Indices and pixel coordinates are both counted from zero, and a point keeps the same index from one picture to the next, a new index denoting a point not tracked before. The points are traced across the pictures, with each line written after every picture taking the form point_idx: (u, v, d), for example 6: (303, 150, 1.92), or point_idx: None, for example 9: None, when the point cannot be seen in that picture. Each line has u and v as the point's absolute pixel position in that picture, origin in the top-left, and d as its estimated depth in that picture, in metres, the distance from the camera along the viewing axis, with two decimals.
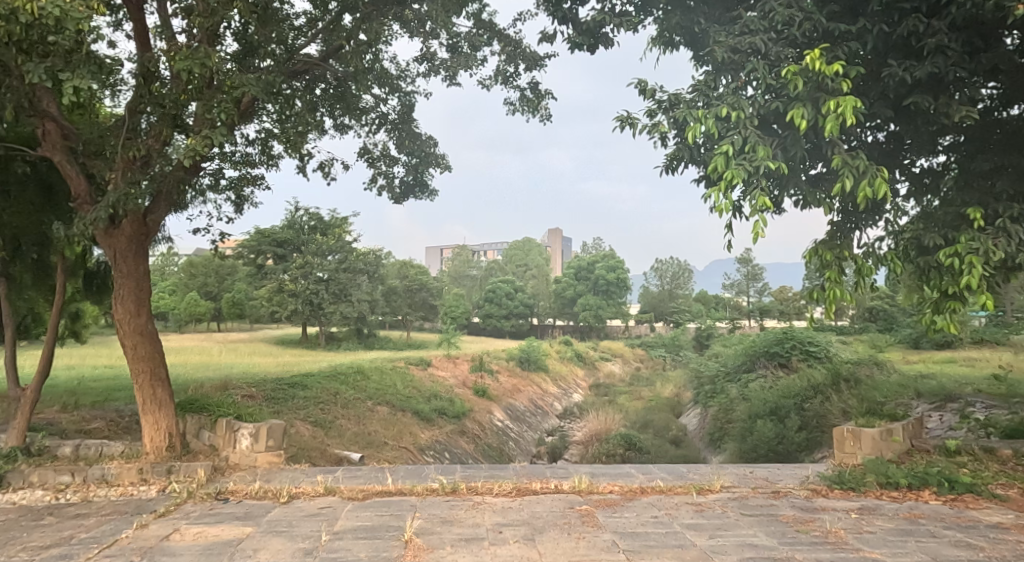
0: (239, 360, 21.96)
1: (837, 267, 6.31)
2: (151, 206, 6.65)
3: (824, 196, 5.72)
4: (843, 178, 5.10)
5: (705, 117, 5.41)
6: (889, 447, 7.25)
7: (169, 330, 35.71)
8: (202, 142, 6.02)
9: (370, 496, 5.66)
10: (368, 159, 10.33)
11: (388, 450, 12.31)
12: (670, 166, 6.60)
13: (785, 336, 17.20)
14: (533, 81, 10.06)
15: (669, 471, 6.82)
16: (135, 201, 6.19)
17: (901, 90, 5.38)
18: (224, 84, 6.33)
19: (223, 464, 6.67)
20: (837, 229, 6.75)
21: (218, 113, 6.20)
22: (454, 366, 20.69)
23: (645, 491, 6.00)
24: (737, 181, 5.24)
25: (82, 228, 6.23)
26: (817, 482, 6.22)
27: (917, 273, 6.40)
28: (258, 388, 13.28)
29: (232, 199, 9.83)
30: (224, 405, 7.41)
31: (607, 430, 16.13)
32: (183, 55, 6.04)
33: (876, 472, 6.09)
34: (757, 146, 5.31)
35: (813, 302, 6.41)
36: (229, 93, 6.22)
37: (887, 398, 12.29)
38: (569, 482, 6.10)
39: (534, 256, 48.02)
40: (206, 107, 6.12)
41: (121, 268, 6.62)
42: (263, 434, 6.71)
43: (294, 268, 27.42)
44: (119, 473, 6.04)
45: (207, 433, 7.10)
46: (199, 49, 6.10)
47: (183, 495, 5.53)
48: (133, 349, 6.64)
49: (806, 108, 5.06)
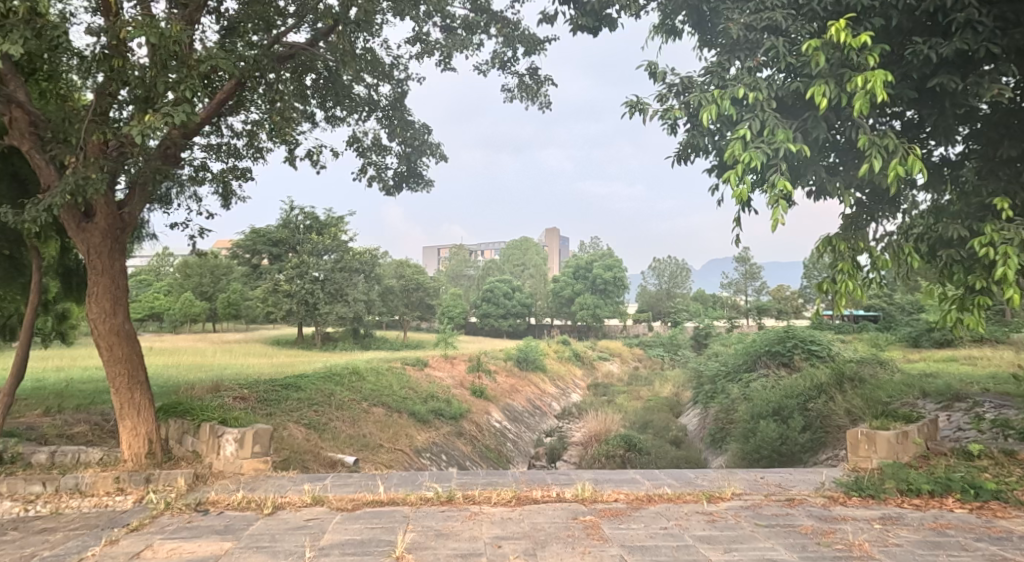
0: (232, 361, 21.57)
1: (854, 260, 6.01)
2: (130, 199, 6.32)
3: (843, 184, 5.41)
4: (871, 159, 4.82)
5: (722, 98, 5.11)
6: (906, 451, 6.94)
7: (164, 330, 35.31)
8: (158, 120, 5.63)
9: (360, 507, 5.32)
10: (359, 149, 9.97)
11: (384, 453, 11.95)
12: (683, 156, 6.34)
13: (786, 334, 16.89)
14: (533, 67, 9.72)
15: (677, 477, 6.50)
16: (96, 185, 5.82)
17: (926, 70, 5.09)
18: (190, 60, 5.97)
19: (206, 471, 6.32)
20: (850, 221, 6.41)
21: (181, 90, 5.81)
22: (450, 366, 20.34)
23: (653, 499, 5.67)
24: (756, 164, 4.94)
25: (37, 214, 5.84)
26: (833, 489, 5.89)
27: (941, 266, 6.11)
28: (250, 390, 12.93)
29: (219, 194, 9.50)
30: (209, 408, 7.02)
31: (607, 430, 15.80)
32: (144, 24, 5.65)
33: (896, 478, 5.75)
34: (776, 128, 5.02)
35: (823, 295, 6.14)
36: (195, 72, 5.85)
37: (895, 397, 12.00)
38: (572, 490, 5.77)
39: (533, 256, 47.44)
40: (168, 84, 5.72)
41: (95, 265, 6.25)
42: (248, 440, 6.38)
43: (290, 267, 27.06)
44: (94, 482, 5.69)
45: (190, 438, 6.73)
46: (163, 20, 5.71)
47: (160, 506, 5.17)
48: (109, 349, 6.27)
49: (829, 86, 4.75)
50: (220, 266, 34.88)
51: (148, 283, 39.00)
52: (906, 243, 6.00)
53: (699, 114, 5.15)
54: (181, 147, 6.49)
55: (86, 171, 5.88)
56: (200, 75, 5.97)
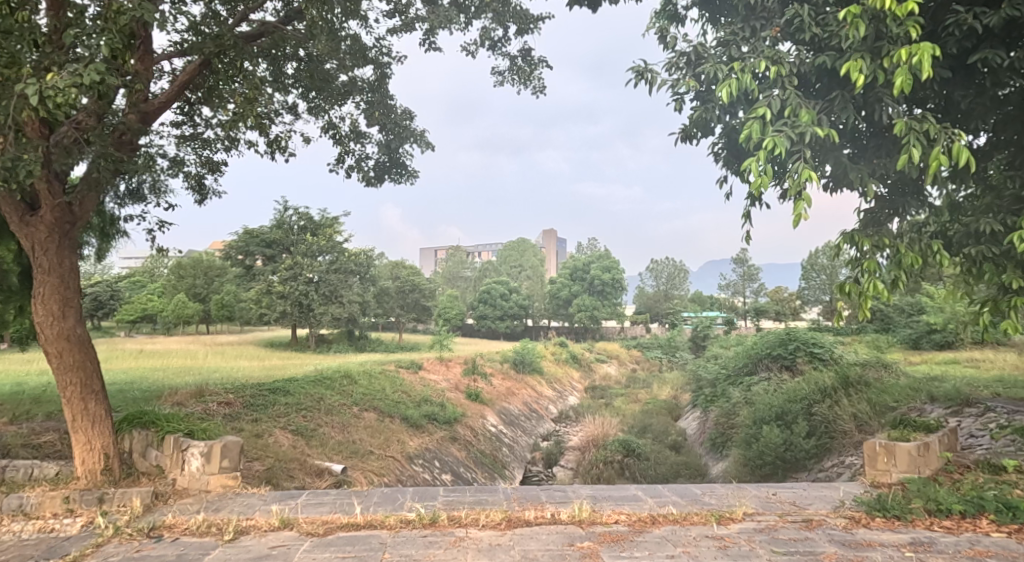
0: (222, 364, 20.91)
1: (879, 258, 5.53)
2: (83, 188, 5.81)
3: (867, 174, 4.96)
4: (909, 148, 4.37)
5: (742, 71, 4.87)
6: (928, 464, 6.44)
7: (158, 331, 34.60)
8: (66, 80, 5.12)
9: (333, 531, 4.82)
10: (336, 136, 9.42)
11: (374, 460, 11.36)
12: (688, 134, 5.99)
13: (788, 335, 16.34)
14: (525, 48, 9.24)
15: (682, 493, 5.98)
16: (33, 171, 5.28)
17: (966, 44, 4.68)
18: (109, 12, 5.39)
19: (169, 490, 5.81)
20: (871, 217, 5.91)
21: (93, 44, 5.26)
22: (445, 369, 19.75)
23: (656, 520, 5.16)
24: (778, 150, 4.69)
25: None
26: (854, 508, 5.39)
27: (969, 265, 5.66)
28: (235, 394, 12.32)
29: (193, 188, 9.08)
30: (176, 418, 6.44)
31: (605, 435, 15.27)
32: None
33: (923, 497, 5.25)
34: (800, 110, 4.74)
35: (846, 298, 5.71)
36: (113, 25, 5.28)
37: (902, 401, 11.49)
38: (568, 510, 5.26)
39: (530, 256, 46.75)
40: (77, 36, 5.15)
41: (42, 264, 5.73)
42: (216, 454, 5.87)
43: (283, 269, 26.40)
44: (39, 502, 5.18)
45: (153, 451, 6.18)
46: None
47: (108, 532, 4.69)
48: (59, 356, 5.74)
49: (865, 61, 4.41)
50: (213, 267, 35.08)
51: (141, 284, 38.25)
52: (933, 240, 5.54)
53: (718, 89, 4.92)
54: (135, 131, 6.03)
55: (19, 152, 5.35)
56: (120, 29, 5.40)
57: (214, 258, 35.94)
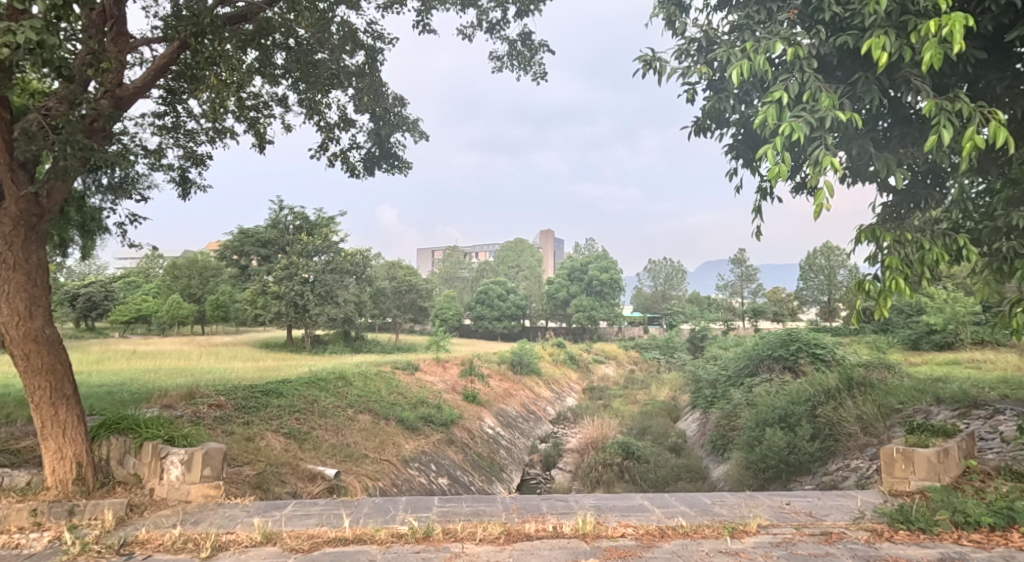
0: (216, 365, 20.51)
1: (900, 253, 5.23)
2: (50, 177, 5.49)
3: (894, 161, 4.66)
4: (940, 129, 4.11)
5: (756, 53, 4.57)
6: (948, 471, 6.14)
7: (153, 332, 34.19)
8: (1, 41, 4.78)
9: (319, 547, 4.53)
10: (324, 127, 9.09)
11: (369, 463, 10.99)
12: (701, 127, 5.71)
13: (789, 337, 16.00)
14: (524, 32, 8.93)
15: (690, 503, 5.67)
16: None
17: (1002, 21, 4.44)
18: None
19: (147, 500, 5.47)
20: (891, 211, 5.62)
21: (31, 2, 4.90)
22: (442, 370, 19.39)
23: (666, 533, 4.86)
24: (796, 137, 4.40)
25: None
26: (874, 519, 5.09)
27: (999, 262, 5.37)
28: (227, 396, 11.94)
29: (176, 181, 8.86)
30: (156, 423, 6.09)
31: (604, 437, 14.93)
32: None
33: (948, 508, 4.95)
34: (819, 94, 4.44)
35: (866, 296, 5.44)
36: None
37: (908, 403, 11.18)
38: (571, 522, 4.93)
39: (528, 256, 46.25)
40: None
41: (6, 259, 5.39)
42: (197, 462, 5.55)
43: (278, 268, 26.02)
44: (4, 516, 4.84)
45: (131, 459, 5.82)
46: None
47: (73, 551, 4.40)
48: (26, 358, 5.42)
49: (889, 37, 4.11)
50: (208, 266, 34.77)
51: (136, 284, 37.72)
52: (958, 235, 5.27)
53: (729, 73, 4.62)
54: (106, 117, 5.70)
55: None
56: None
57: (209, 258, 35.58)
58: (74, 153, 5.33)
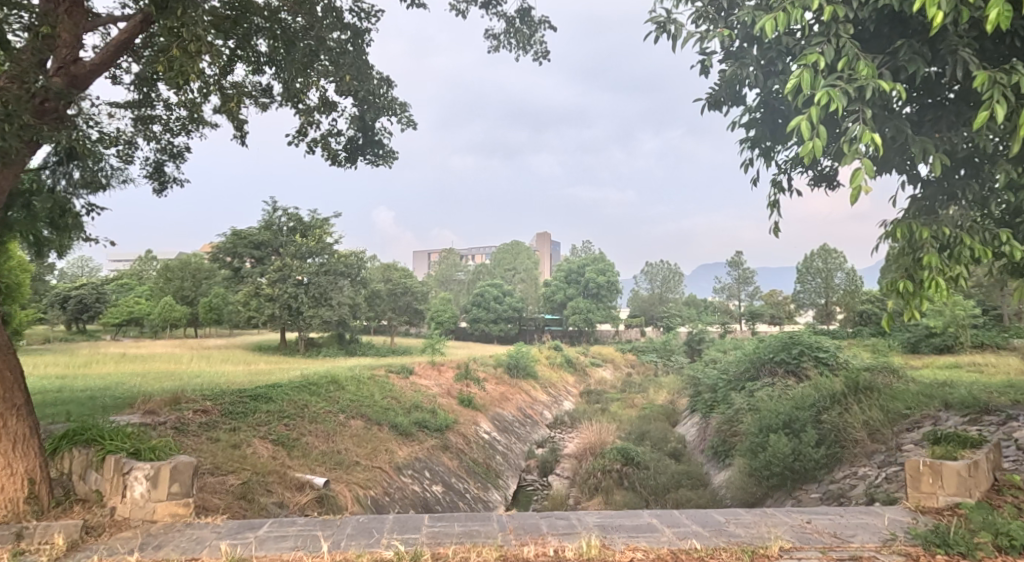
0: (206, 369, 19.94)
1: (935, 248, 4.81)
2: None
3: (932, 140, 4.30)
4: (993, 104, 3.76)
5: (791, 8, 4.24)
6: (978, 485, 5.69)
7: (145, 336, 33.50)
8: None
9: None
10: (305, 110, 8.64)
11: (359, 471, 10.48)
12: (716, 99, 5.42)
13: (791, 340, 15.58)
14: (523, 8, 8.48)
15: (704, 521, 5.21)
16: None
17: None
18: None
19: (107, 521, 4.99)
20: (922, 204, 5.23)
21: None
22: (438, 374, 18.91)
23: (678, 559, 4.42)
24: (832, 106, 4.05)
25: None
26: (907, 542, 4.64)
27: None
28: (214, 401, 11.40)
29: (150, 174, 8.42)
30: (122, 434, 5.60)
31: (602, 443, 14.48)
32: None
33: (990, 529, 4.51)
34: (858, 61, 4.13)
35: (898, 295, 5.02)
36: None
37: (916, 408, 10.75)
38: (573, 545, 4.50)
39: (524, 258, 45.75)
40: None
41: None
42: (163, 478, 5.04)
43: (272, 270, 25.51)
44: None
45: (93, 474, 5.34)
46: None
47: None
48: None
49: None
50: (201, 268, 34.28)
51: (128, 286, 37.09)
52: (997, 230, 4.87)
53: (760, 28, 4.30)
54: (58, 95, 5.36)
55: None
56: None
57: (202, 260, 34.98)
58: (16, 133, 4.93)
